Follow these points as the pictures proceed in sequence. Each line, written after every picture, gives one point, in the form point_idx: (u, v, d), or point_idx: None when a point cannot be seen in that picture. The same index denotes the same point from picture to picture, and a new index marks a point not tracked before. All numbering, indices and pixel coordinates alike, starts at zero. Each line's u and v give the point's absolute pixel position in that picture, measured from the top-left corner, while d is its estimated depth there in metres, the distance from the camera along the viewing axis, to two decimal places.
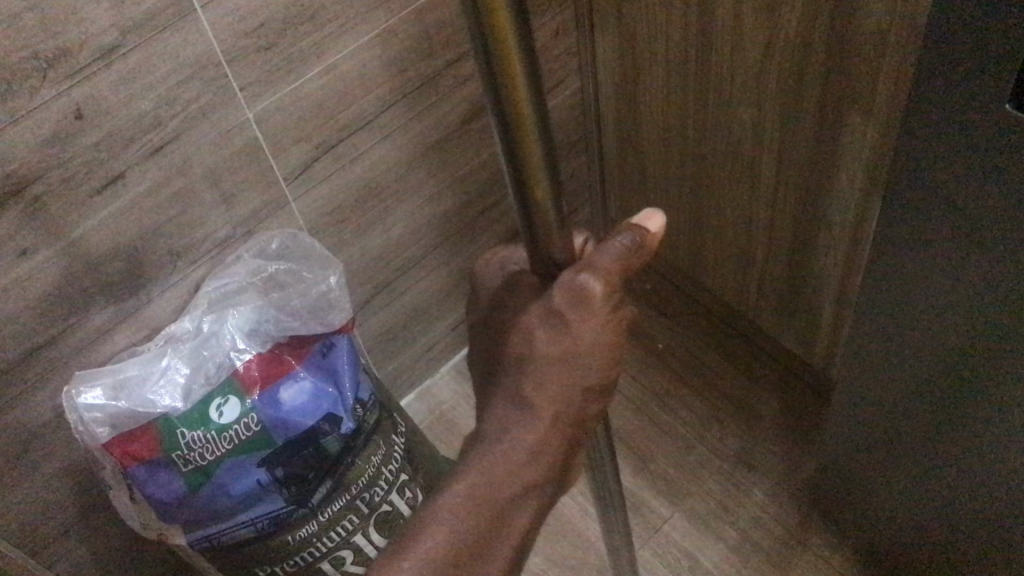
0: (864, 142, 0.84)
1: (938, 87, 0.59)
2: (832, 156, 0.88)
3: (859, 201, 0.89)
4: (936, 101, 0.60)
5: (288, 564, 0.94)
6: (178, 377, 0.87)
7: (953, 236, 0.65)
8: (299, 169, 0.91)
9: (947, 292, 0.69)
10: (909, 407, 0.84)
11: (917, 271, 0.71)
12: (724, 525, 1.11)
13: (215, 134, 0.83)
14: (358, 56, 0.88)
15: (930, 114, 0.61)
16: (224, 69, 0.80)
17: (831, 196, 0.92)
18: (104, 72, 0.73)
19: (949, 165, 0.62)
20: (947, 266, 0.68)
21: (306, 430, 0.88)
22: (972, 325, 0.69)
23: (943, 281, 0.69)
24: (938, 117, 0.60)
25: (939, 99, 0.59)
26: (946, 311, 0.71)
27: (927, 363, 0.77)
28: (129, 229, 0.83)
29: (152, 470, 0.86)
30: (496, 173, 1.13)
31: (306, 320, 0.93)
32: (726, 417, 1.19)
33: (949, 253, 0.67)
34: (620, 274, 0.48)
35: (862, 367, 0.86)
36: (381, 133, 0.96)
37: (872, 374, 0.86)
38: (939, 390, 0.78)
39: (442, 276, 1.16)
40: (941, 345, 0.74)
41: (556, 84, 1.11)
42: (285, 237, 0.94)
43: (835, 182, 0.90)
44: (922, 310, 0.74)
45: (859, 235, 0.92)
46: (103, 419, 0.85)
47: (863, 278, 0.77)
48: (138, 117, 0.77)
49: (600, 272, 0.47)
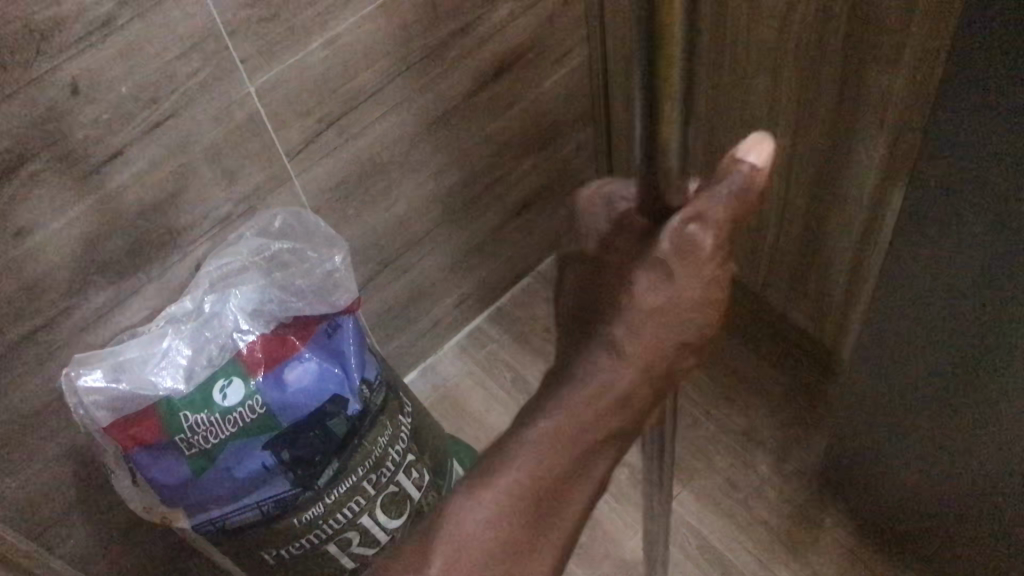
0: (885, 116, 0.81)
1: (970, 67, 0.56)
2: (852, 130, 0.86)
3: (876, 178, 0.87)
4: (967, 80, 0.57)
5: (294, 547, 0.92)
6: (180, 359, 0.85)
7: (978, 217, 0.63)
8: (301, 144, 0.89)
9: (969, 272, 0.67)
10: (924, 388, 0.82)
11: (938, 253, 0.69)
12: (733, 504, 1.10)
13: (215, 108, 0.80)
14: (362, 27, 0.85)
15: (958, 93, 0.58)
16: (224, 42, 0.77)
17: (848, 171, 0.90)
18: (101, 45, 0.70)
19: (975, 149, 0.60)
20: (970, 248, 0.66)
21: (312, 413, 0.86)
22: (998, 307, 0.67)
23: (965, 262, 0.67)
24: (969, 94, 0.57)
25: (970, 79, 0.57)
26: (968, 292, 0.69)
27: (948, 344, 0.75)
28: (129, 207, 0.80)
29: (155, 453, 0.85)
30: (502, 146, 1.10)
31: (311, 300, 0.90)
32: (734, 394, 1.17)
33: (972, 233, 0.65)
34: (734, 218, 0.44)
35: (877, 347, 0.84)
36: (385, 107, 0.94)
37: (887, 355, 0.84)
38: (956, 372, 0.77)
39: (446, 252, 1.14)
40: (962, 326, 0.72)
41: (566, 55, 1.07)
42: (287, 214, 0.92)
43: (853, 157, 0.88)
44: (943, 291, 0.71)
45: (876, 211, 0.90)
46: (103, 402, 0.83)
47: (884, 257, 0.75)
48: (136, 92, 0.74)
49: (710, 220, 0.44)
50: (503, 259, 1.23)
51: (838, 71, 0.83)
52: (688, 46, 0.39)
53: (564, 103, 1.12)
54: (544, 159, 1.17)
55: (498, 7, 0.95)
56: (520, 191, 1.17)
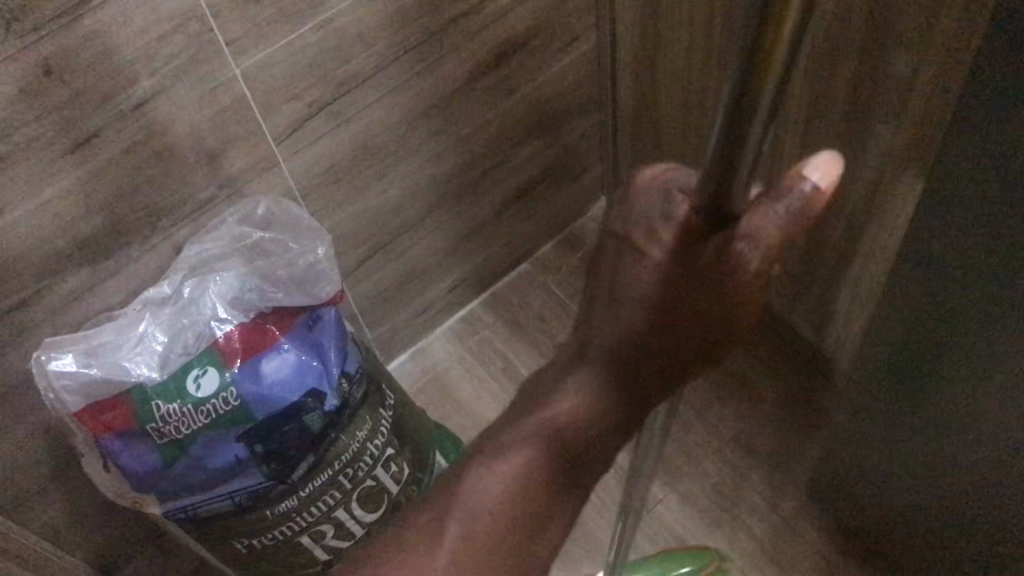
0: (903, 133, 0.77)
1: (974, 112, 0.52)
2: (864, 144, 0.82)
3: (886, 194, 0.83)
4: (970, 126, 0.53)
5: (266, 538, 0.91)
6: (155, 346, 0.83)
7: (979, 263, 0.60)
8: (288, 132, 0.86)
9: (968, 315, 0.64)
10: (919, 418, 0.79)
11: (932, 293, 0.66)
12: (719, 510, 1.07)
13: (198, 90, 0.77)
14: (357, 9, 0.82)
15: (960, 137, 0.55)
16: (209, 23, 0.73)
17: (857, 186, 0.86)
18: (76, 25, 0.67)
19: (975, 195, 0.56)
20: (974, 293, 0.62)
21: (289, 406, 0.84)
22: (998, 352, 0.64)
23: (965, 303, 0.63)
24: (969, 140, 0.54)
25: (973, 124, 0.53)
26: (965, 334, 0.65)
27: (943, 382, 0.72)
28: (106, 190, 0.77)
29: (126, 441, 0.83)
30: (502, 134, 1.06)
31: (292, 291, 0.88)
32: (728, 396, 1.15)
33: (974, 279, 0.61)
34: (784, 240, 0.46)
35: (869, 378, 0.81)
36: (379, 91, 0.90)
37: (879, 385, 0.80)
38: (951, 406, 0.73)
39: (440, 237, 1.11)
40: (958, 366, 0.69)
41: (573, 41, 1.03)
42: (271, 201, 0.89)
43: (863, 171, 0.84)
44: (937, 332, 0.68)
45: (883, 229, 0.87)
46: (74, 387, 0.80)
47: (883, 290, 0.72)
48: (115, 73, 0.71)
49: (760, 241, 0.46)
50: (500, 245, 1.20)
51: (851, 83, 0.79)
52: (793, 45, 0.39)
53: (568, 90, 1.08)
54: (546, 146, 1.13)
55: None
56: (520, 178, 1.14)
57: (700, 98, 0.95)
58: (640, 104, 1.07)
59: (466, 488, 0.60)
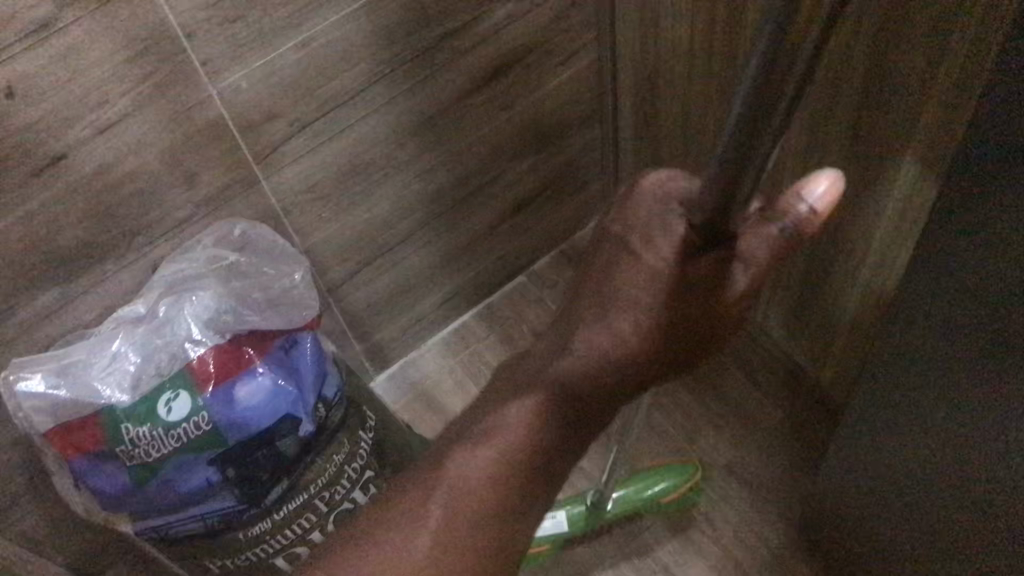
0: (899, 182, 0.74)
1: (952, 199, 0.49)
2: (860, 189, 0.79)
3: (885, 239, 0.80)
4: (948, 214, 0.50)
5: (240, 559, 0.89)
6: (128, 367, 0.82)
7: (955, 350, 0.55)
8: (271, 147, 0.83)
9: (939, 402, 0.60)
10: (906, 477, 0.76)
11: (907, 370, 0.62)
12: (706, 540, 1.05)
13: (173, 111, 0.75)
14: (340, 29, 0.79)
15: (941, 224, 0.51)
16: (183, 44, 0.71)
17: (857, 228, 0.82)
18: (40, 48, 0.65)
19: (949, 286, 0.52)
20: (948, 380, 0.58)
21: (261, 431, 0.83)
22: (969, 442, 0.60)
23: (937, 385, 0.59)
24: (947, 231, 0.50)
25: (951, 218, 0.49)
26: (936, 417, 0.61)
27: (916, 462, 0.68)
28: (77, 210, 0.76)
29: (96, 461, 0.82)
30: (498, 149, 1.03)
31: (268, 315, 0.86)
32: (723, 422, 1.12)
33: (949, 367, 0.57)
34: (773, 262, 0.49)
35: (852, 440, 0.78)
36: (366, 109, 0.87)
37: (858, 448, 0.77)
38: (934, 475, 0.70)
39: (432, 251, 1.09)
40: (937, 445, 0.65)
41: (572, 57, 1.00)
42: (247, 224, 0.87)
43: (859, 216, 0.81)
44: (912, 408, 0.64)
45: (884, 271, 0.83)
46: (43, 407, 0.80)
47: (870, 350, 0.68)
48: (83, 94, 0.69)
49: (750, 263, 0.49)
50: (497, 257, 1.18)
51: (850, 122, 0.75)
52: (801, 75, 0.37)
53: (568, 105, 1.05)
54: (545, 160, 1.10)
55: (498, 5, 0.88)
56: (517, 192, 1.11)
57: (700, 122, 0.92)
58: (642, 123, 1.03)
59: (450, 473, 0.55)
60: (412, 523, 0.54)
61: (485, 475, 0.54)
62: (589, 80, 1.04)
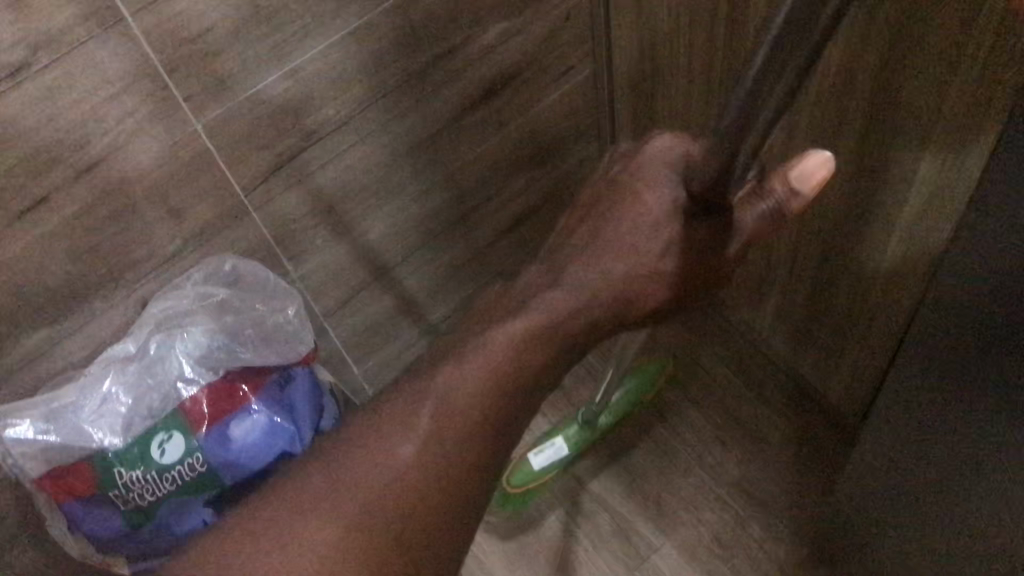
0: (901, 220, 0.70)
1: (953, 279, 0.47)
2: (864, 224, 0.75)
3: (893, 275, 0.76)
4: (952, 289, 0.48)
5: None
6: (119, 408, 0.80)
7: (970, 413, 0.53)
8: (260, 178, 0.81)
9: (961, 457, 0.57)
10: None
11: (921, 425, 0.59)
12: (716, 561, 1.04)
13: (157, 148, 0.72)
14: (328, 56, 0.76)
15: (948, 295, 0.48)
16: (163, 81, 0.69)
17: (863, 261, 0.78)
18: (15, 93, 0.62)
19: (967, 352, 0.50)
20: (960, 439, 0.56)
21: (258, 471, 0.81)
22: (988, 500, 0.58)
23: (956, 444, 0.57)
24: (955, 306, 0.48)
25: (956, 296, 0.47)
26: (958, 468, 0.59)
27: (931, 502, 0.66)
28: (61, 253, 0.73)
29: (89, 506, 0.80)
30: (494, 167, 1.01)
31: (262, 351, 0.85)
32: (729, 438, 1.10)
33: (970, 429, 0.54)
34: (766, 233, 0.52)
35: None
36: (357, 135, 0.85)
37: None
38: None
39: (430, 271, 1.06)
40: None
41: (568, 72, 0.97)
42: (237, 258, 0.84)
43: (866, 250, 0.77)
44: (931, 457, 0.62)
45: (891, 305, 0.80)
46: (33, 453, 0.78)
47: None
48: (62, 137, 0.67)
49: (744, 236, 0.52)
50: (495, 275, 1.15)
51: None
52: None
53: (564, 120, 1.02)
54: (541, 176, 1.07)
55: (487, 26, 0.85)
56: (515, 208, 1.08)
57: None
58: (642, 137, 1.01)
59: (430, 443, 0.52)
60: (398, 430, 0.52)
61: (469, 405, 0.53)
62: (586, 94, 1.02)
